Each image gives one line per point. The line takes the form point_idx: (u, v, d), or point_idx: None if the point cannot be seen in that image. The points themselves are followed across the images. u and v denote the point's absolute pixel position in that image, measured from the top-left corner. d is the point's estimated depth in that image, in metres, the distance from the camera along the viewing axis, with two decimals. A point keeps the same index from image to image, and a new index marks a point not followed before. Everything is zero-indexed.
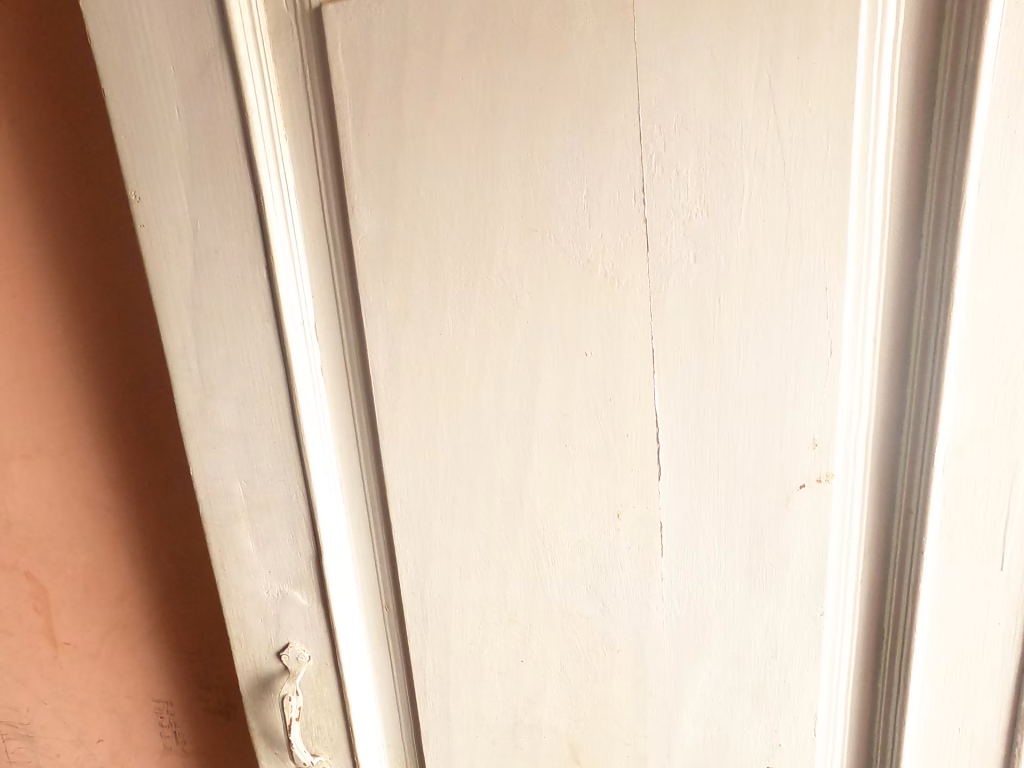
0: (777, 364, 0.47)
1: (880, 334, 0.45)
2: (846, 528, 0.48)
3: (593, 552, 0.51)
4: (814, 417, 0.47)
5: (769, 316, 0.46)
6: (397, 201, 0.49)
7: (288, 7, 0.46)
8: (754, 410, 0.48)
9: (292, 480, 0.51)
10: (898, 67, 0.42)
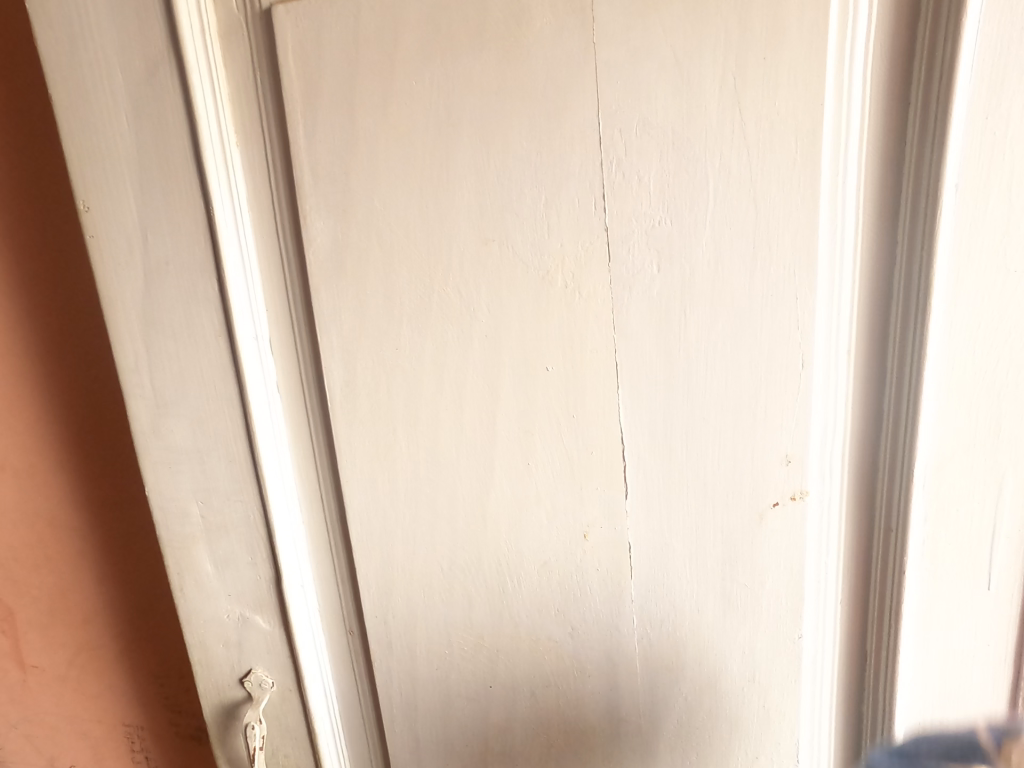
0: (746, 380, 0.42)
1: (853, 340, 0.41)
2: (824, 544, 0.45)
3: (559, 581, 0.48)
4: (786, 432, 0.42)
5: (737, 325, 0.41)
6: (350, 212, 0.46)
7: (239, 9, 0.45)
8: (723, 427, 0.43)
9: (250, 492, 0.52)
10: (870, 47, 0.37)
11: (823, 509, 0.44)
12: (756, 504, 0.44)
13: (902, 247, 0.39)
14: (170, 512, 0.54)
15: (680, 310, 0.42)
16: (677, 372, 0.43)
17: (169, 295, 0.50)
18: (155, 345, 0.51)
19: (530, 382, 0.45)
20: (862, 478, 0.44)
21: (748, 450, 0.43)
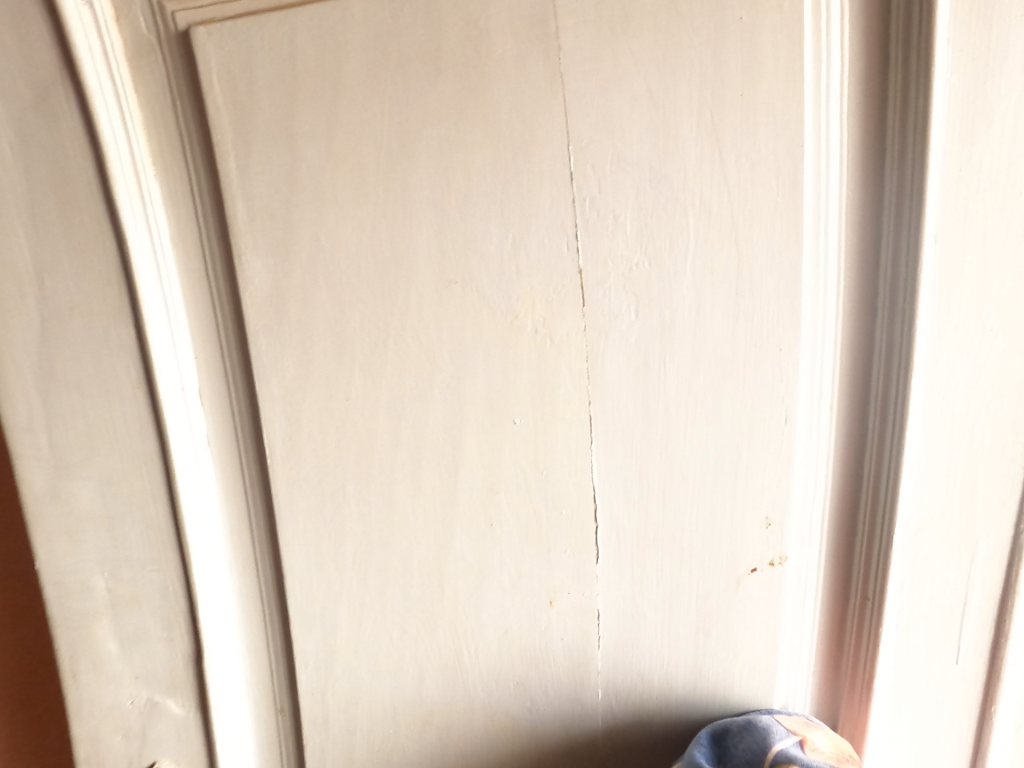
0: (728, 436, 0.43)
1: (835, 392, 0.43)
2: (800, 599, 0.47)
3: (520, 647, 0.46)
4: (766, 491, 0.44)
5: (720, 380, 0.42)
6: (292, 249, 0.41)
7: (149, 29, 0.41)
8: (703, 486, 0.44)
9: (169, 559, 0.47)
10: (843, 97, 0.39)
11: (798, 568, 0.46)
12: (745, 558, 0.45)
13: (883, 295, 0.41)
14: (67, 587, 0.47)
15: (665, 361, 0.42)
16: (663, 429, 0.43)
17: (72, 342, 0.44)
18: (55, 399, 0.45)
19: (499, 437, 0.43)
20: (842, 508, 0.46)
21: (734, 505, 0.44)
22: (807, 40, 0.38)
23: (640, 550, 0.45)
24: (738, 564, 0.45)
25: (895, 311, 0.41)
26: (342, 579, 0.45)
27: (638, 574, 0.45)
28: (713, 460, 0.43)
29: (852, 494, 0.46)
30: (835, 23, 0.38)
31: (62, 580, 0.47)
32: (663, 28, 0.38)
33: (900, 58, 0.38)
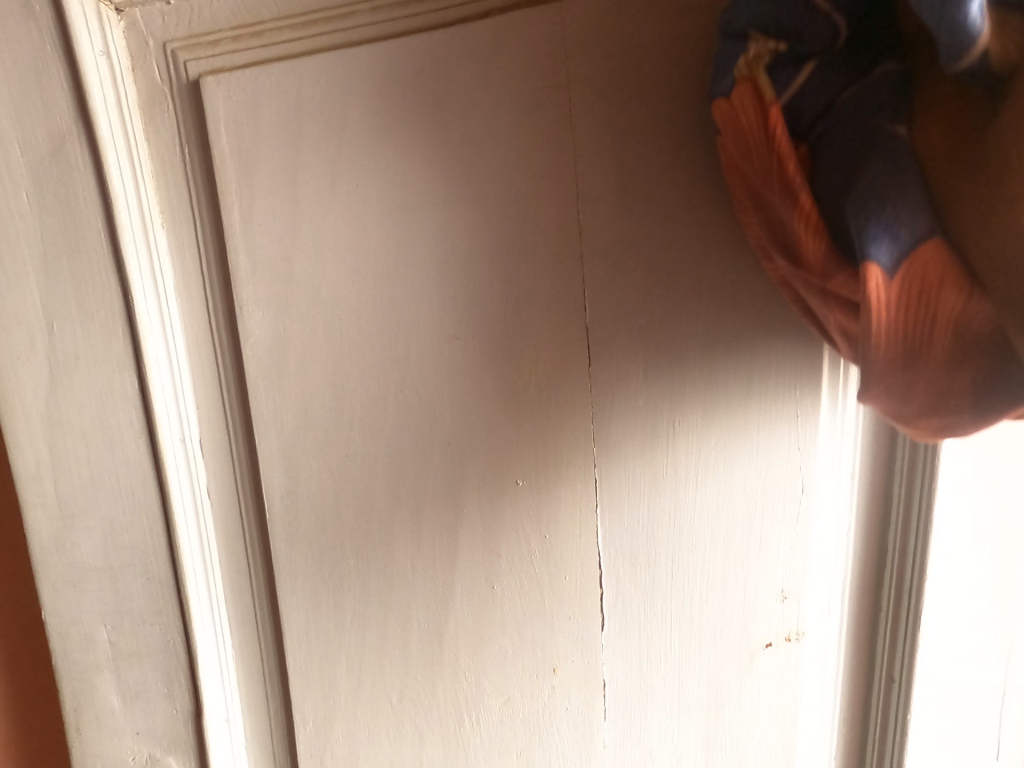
0: (743, 508, 0.47)
1: (857, 463, 0.48)
2: (821, 665, 0.53)
3: (525, 714, 0.49)
4: (782, 566, 0.49)
5: (746, 459, 0.46)
6: (292, 302, 0.42)
7: (163, 80, 0.40)
8: (723, 560, 0.48)
9: (169, 613, 0.47)
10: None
11: (811, 642, 0.51)
12: (772, 585, 0.49)
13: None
14: (70, 638, 0.47)
15: (700, 404, 0.45)
16: (689, 217, 0.42)
17: (80, 392, 0.43)
18: (61, 448, 0.44)
19: (498, 504, 0.45)
20: (870, 548, 0.51)
21: (769, 533, 0.48)
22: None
23: (671, 574, 0.48)
24: (765, 592, 0.49)
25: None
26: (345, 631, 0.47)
27: (645, 519, 0.47)
28: (744, 485, 0.47)
29: (879, 540, 0.50)
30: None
31: (62, 632, 0.47)
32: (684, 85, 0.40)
33: None
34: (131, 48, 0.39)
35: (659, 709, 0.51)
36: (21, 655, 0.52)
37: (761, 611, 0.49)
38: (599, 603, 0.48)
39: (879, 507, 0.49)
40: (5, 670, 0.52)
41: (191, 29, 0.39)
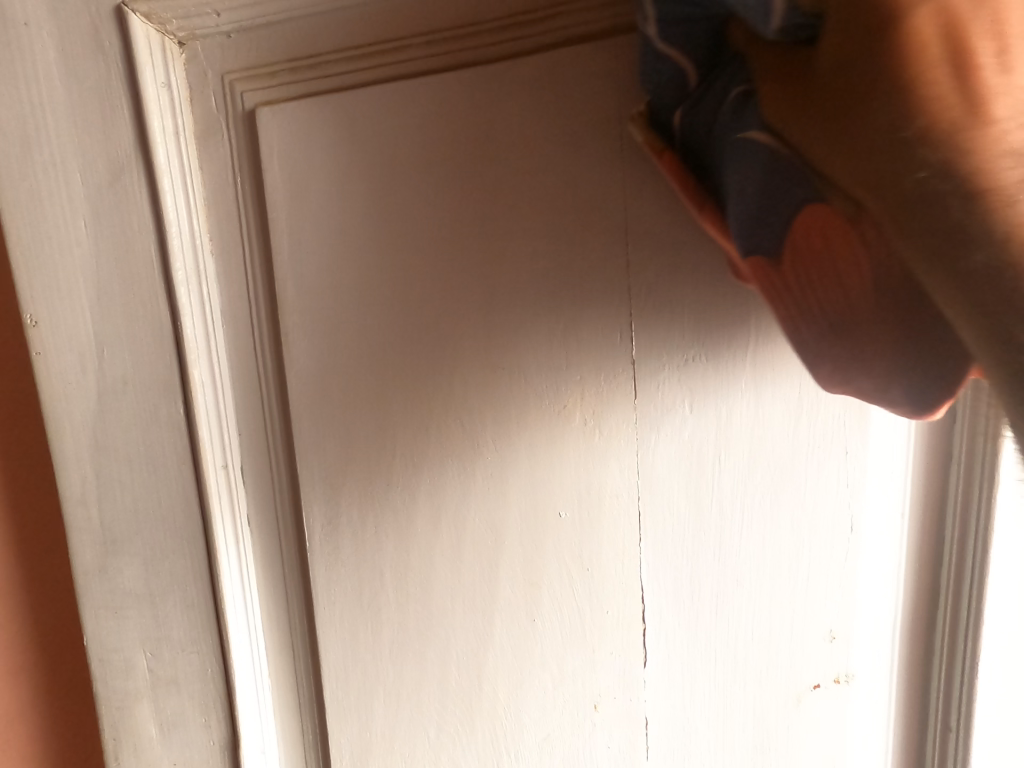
0: (789, 541, 0.46)
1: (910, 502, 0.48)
2: (873, 710, 0.51)
3: (566, 751, 0.49)
4: (830, 603, 0.48)
5: (790, 491, 0.46)
6: (336, 331, 0.41)
7: (218, 109, 0.40)
8: (768, 594, 0.47)
9: (208, 641, 0.47)
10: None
11: (862, 683, 0.50)
12: (820, 624, 0.48)
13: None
14: (110, 665, 0.47)
15: (747, 441, 0.45)
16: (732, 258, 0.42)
17: (128, 417, 0.43)
18: (107, 473, 0.44)
19: (532, 543, 0.45)
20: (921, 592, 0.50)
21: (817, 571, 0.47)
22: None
23: (717, 610, 0.47)
24: (812, 630, 0.48)
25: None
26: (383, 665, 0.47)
27: (690, 552, 0.46)
28: (791, 520, 0.46)
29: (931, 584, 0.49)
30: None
31: (100, 659, 0.46)
32: None
33: None
34: (190, 80, 0.39)
35: (703, 752, 0.50)
36: (64, 678, 0.52)
37: (807, 651, 0.49)
38: (642, 639, 0.47)
39: (934, 548, 0.49)
40: (46, 693, 0.53)
41: (249, 62, 0.39)
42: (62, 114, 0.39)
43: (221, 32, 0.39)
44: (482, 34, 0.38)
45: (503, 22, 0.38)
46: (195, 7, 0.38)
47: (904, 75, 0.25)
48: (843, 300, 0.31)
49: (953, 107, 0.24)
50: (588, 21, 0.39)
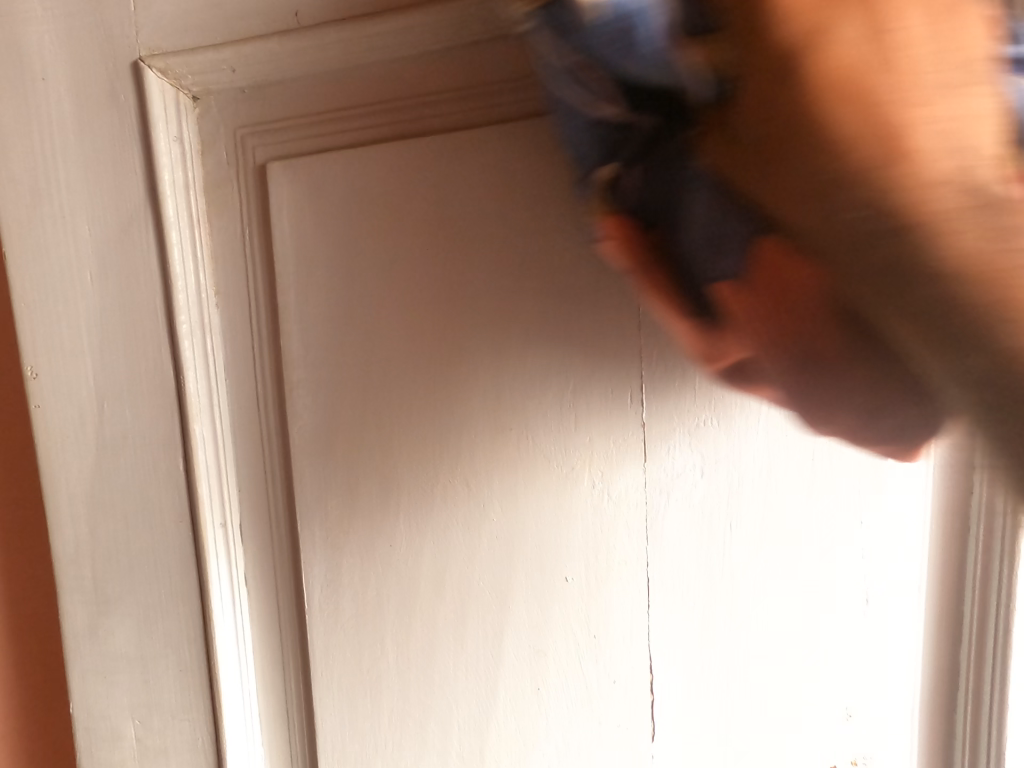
0: (809, 611, 0.40)
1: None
2: None
3: None
4: (848, 683, 0.41)
5: (806, 556, 0.40)
6: (343, 389, 0.42)
7: (230, 163, 0.42)
8: (788, 664, 0.41)
9: (200, 712, 0.46)
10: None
11: None
12: (837, 700, 0.41)
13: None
14: (96, 734, 0.47)
15: (760, 502, 0.40)
16: None
17: (124, 474, 0.44)
18: (102, 527, 0.45)
19: (458, 638, 0.43)
20: (945, 670, 0.41)
21: (838, 641, 0.40)
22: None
23: (728, 686, 0.42)
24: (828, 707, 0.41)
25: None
26: (390, 732, 0.45)
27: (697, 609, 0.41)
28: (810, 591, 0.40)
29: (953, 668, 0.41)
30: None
31: (84, 718, 0.47)
32: None
33: None
34: (202, 133, 0.42)
35: None
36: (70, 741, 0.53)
37: (824, 735, 0.41)
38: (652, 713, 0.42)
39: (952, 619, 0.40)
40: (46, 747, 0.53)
41: (264, 116, 0.41)
42: (79, 177, 0.42)
43: (237, 87, 0.41)
44: (494, 95, 0.38)
45: (511, 83, 0.38)
46: (211, 64, 0.40)
47: (871, 158, 0.19)
48: (780, 292, 0.24)
49: (805, 88, 0.19)
50: None
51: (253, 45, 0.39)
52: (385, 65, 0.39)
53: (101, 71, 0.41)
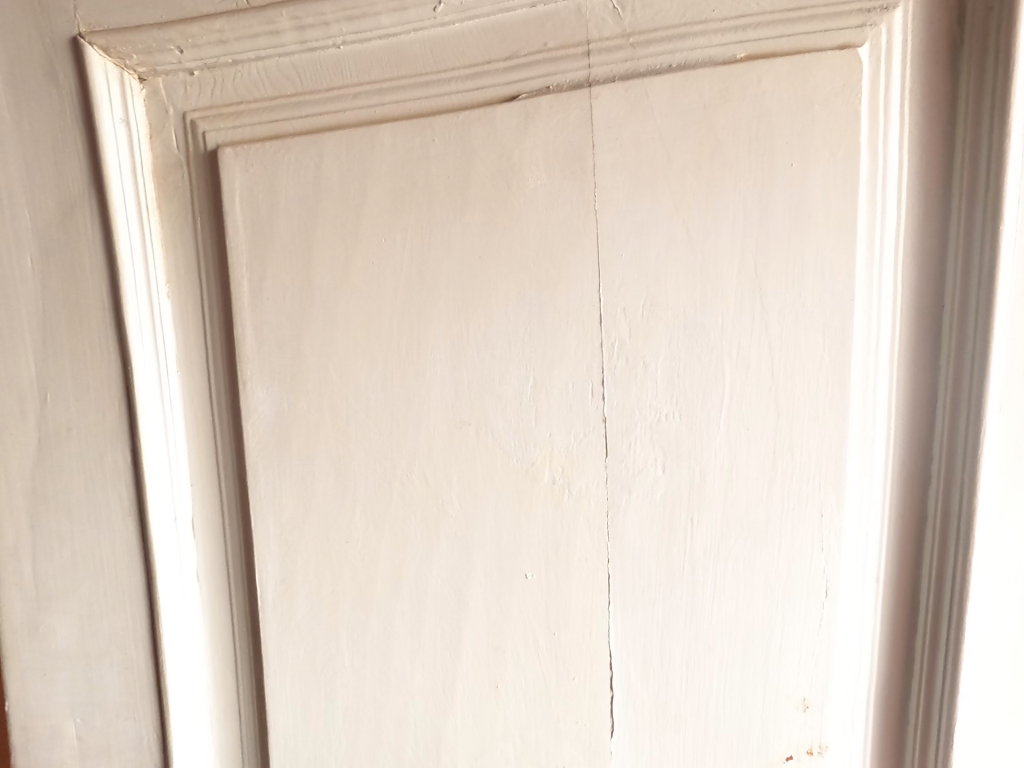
0: (761, 604, 0.41)
1: (882, 567, 0.41)
2: None
3: None
4: (803, 674, 0.41)
5: (760, 548, 0.40)
6: (299, 380, 0.41)
7: (179, 149, 0.41)
8: (745, 656, 0.41)
9: (144, 710, 0.45)
10: (901, 208, 0.37)
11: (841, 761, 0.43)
12: (791, 691, 0.41)
13: (937, 478, 0.39)
14: (35, 735, 0.46)
15: (722, 499, 0.40)
16: (713, 308, 0.38)
17: (67, 467, 0.43)
18: (42, 522, 0.44)
19: (416, 633, 0.42)
20: (899, 664, 0.42)
21: (792, 637, 0.41)
22: (862, 142, 0.36)
23: (685, 679, 0.42)
24: (782, 700, 0.41)
25: (956, 446, 0.38)
26: (344, 725, 0.44)
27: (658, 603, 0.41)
28: (767, 588, 0.40)
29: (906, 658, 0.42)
30: (894, 107, 0.36)
31: (24, 721, 0.45)
32: (705, 162, 0.37)
33: (962, 214, 0.36)
34: (150, 117, 0.41)
35: None
36: None
37: (779, 725, 0.42)
38: (609, 706, 0.42)
39: (907, 600, 0.41)
40: None
41: (212, 100, 0.40)
42: (18, 160, 0.40)
43: (185, 69, 0.40)
44: (451, 82, 0.38)
45: (470, 71, 0.38)
46: (157, 45, 0.39)
47: None
48: None
49: None
50: (565, 71, 0.37)
51: (202, 26, 0.38)
52: (337, 49, 0.38)
53: (43, 51, 0.39)
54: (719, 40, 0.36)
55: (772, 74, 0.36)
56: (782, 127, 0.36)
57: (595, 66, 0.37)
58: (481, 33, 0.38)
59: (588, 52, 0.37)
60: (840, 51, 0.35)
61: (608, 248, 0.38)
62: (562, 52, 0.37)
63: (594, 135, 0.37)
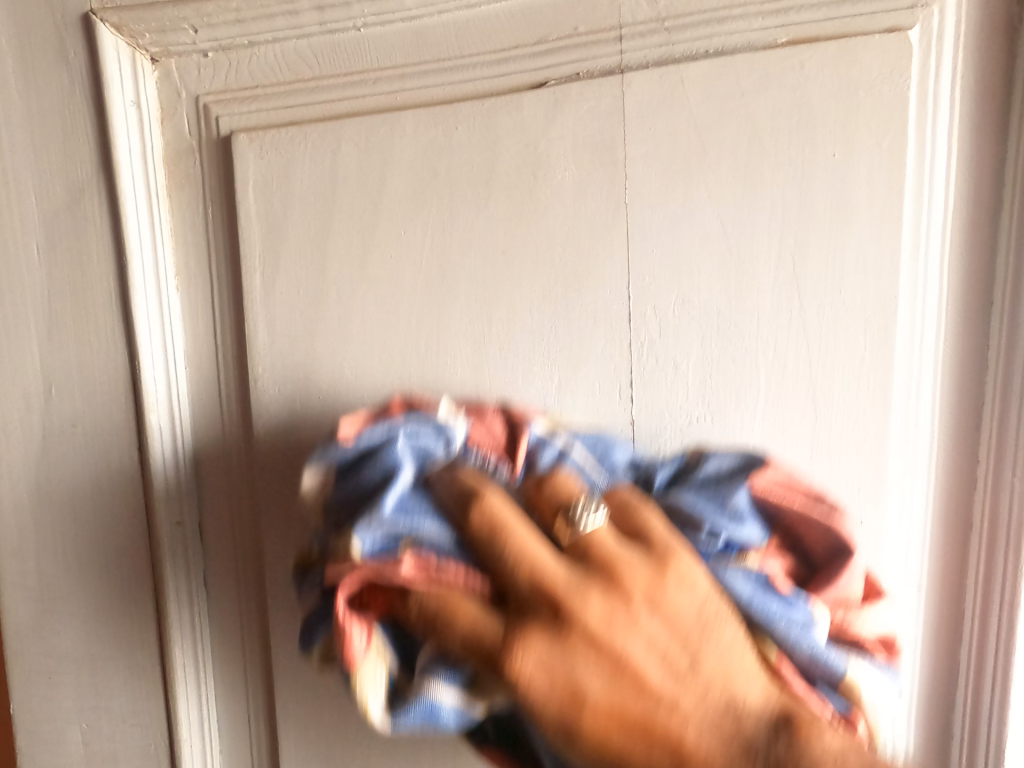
0: None
1: (926, 573, 0.38)
2: None
3: None
4: None
5: None
6: (312, 378, 0.39)
7: (190, 132, 0.39)
8: None
9: (150, 716, 0.44)
10: (948, 194, 0.35)
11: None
12: None
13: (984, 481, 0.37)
14: (38, 738, 0.44)
15: None
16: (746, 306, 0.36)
17: (73, 462, 0.41)
18: (43, 517, 0.42)
19: None
20: (943, 671, 0.39)
21: None
22: (909, 133, 0.35)
23: None
24: None
25: (1006, 443, 0.36)
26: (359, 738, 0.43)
27: None
28: None
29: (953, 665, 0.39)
30: (946, 91, 0.34)
31: (26, 722, 0.44)
32: (747, 151, 0.35)
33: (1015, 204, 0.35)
34: (162, 98, 0.39)
35: None
36: None
37: None
38: None
39: (953, 610, 0.39)
40: None
41: (227, 84, 0.38)
42: (25, 141, 0.39)
43: (198, 51, 0.38)
44: (476, 68, 0.36)
45: (498, 55, 0.36)
46: (171, 23, 0.37)
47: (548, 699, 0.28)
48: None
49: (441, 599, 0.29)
50: (596, 57, 0.36)
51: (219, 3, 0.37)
52: (358, 31, 0.37)
53: (55, 29, 0.38)
54: (760, 24, 0.35)
55: (818, 58, 0.34)
56: (827, 113, 0.35)
57: (629, 52, 0.35)
58: (510, 15, 0.36)
59: (620, 37, 0.35)
60: (890, 33, 0.34)
61: (639, 246, 0.36)
62: (593, 37, 0.35)
63: (627, 125, 0.36)
